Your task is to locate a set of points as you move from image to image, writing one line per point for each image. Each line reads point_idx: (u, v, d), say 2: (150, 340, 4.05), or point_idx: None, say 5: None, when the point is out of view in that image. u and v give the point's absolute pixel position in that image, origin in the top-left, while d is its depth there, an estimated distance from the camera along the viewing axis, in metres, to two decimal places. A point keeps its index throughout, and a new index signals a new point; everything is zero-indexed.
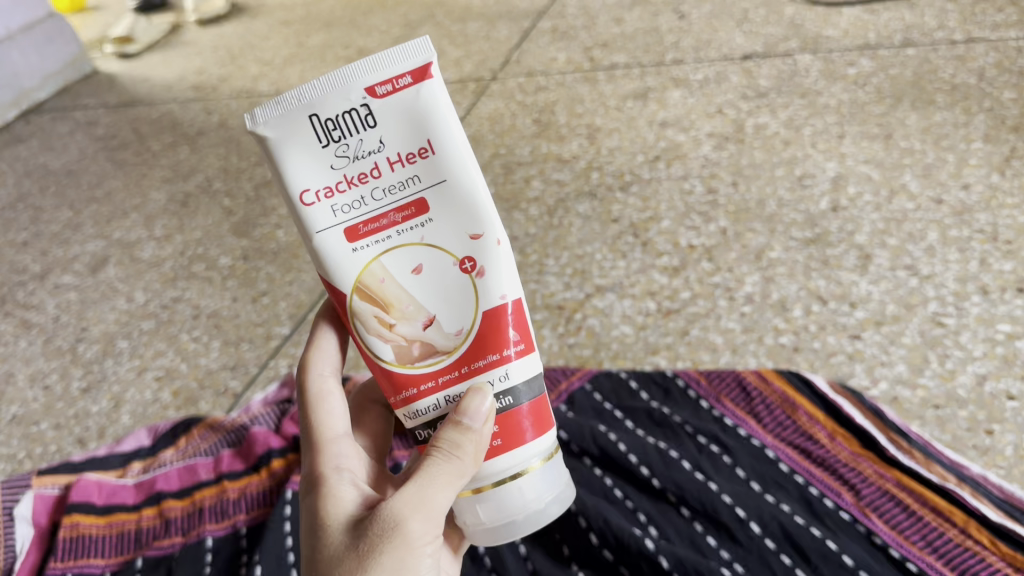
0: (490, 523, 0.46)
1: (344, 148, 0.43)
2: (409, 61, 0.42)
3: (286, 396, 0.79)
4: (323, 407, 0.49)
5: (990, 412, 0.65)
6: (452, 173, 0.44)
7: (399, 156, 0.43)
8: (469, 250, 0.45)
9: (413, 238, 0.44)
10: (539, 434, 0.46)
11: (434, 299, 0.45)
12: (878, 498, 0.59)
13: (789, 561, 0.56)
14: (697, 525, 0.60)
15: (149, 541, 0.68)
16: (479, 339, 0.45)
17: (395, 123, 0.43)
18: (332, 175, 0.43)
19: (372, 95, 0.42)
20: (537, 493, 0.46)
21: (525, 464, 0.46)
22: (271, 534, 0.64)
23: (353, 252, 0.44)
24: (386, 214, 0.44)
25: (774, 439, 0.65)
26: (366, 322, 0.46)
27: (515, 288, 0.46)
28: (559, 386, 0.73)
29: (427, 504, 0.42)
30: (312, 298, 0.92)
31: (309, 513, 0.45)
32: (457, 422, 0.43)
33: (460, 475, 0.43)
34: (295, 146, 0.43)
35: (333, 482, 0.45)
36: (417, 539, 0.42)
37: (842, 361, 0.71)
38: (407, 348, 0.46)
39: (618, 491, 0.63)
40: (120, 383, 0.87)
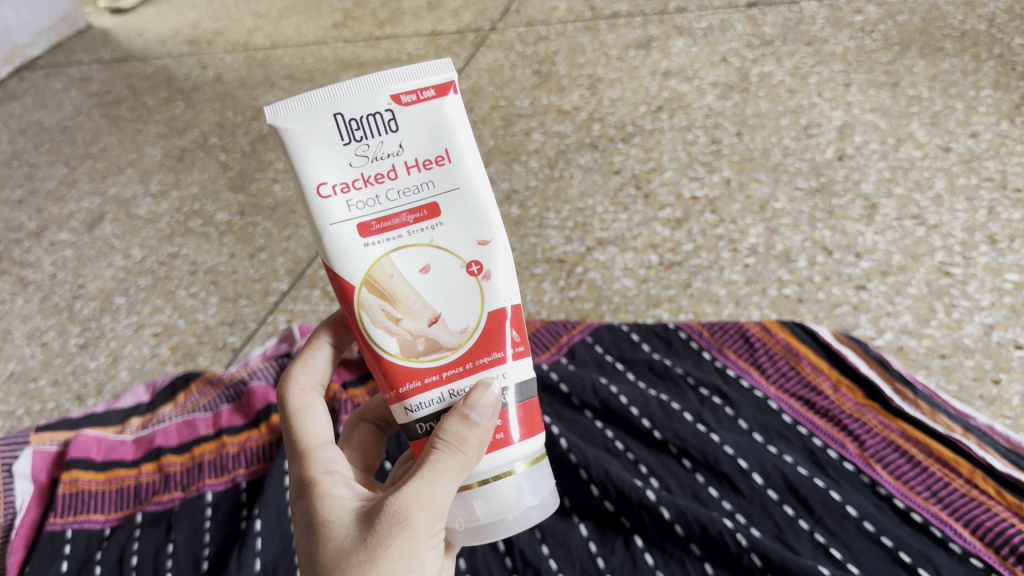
0: (483, 519, 0.42)
1: (365, 147, 0.42)
2: (432, 77, 0.43)
3: (285, 351, 0.78)
4: (307, 416, 0.46)
5: (997, 361, 0.64)
6: (466, 182, 0.43)
7: (416, 161, 0.42)
8: (477, 256, 0.43)
9: (422, 239, 0.43)
10: (527, 436, 0.43)
11: (442, 298, 0.43)
12: (882, 449, 0.58)
13: (791, 512, 0.56)
14: (698, 476, 0.59)
15: (148, 496, 0.68)
16: (484, 337, 0.43)
17: (417, 129, 0.42)
18: (351, 172, 0.42)
19: (397, 102, 0.42)
20: (521, 495, 0.43)
21: (511, 465, 0.43)
22: (271, 488, 0.64)
23: (363, 248, 0.42)
24: (399, 213, 0.42)
25: (777, 389, 0.64)
26: (371, 316, 0.43)
27: (513, 292, 0.44)
28: (560, 339, 0.72)
29: (433, 500, 0.40)
30: (310, 255, 0.91)
31: (304, 514, 0.42)
32: (464, 415, 0.41)
33: (464, 471, 0.40)
34: (315, 141, 0.42)
35: (327, 484, 0.43)
36: (424, 533, 0.40)
37: (847, 312, 0.70)
38: (411, 343, 0.43)
39: (619, 443, 0.63)
40: (118, 339, 0.87)
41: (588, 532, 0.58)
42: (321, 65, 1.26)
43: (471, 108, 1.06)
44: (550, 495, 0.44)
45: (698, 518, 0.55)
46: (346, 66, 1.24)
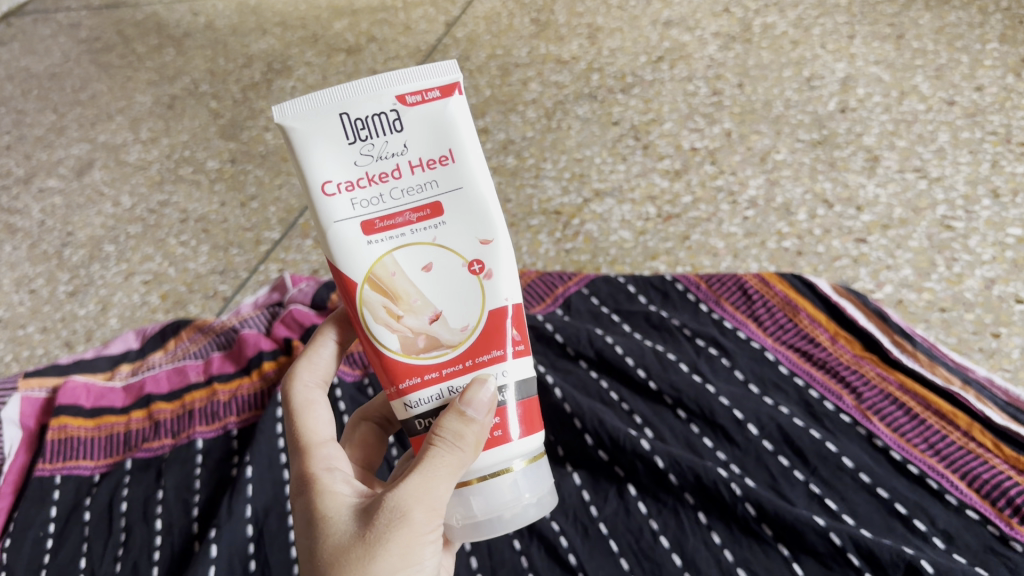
0: (480, 515, 0.40)
1: (370, 146, 0.39)
2: (438, 77, 0.40)
3: (277, 300, 0.77)
4: (309, 413, 0.45)
5: (998, 316, 0.64)
6: (470, 182, 0.40)
7: (420, 160, 0.40)
8: (479, 254, 0.41)
9: (425, 238, 0.40)
10: (527, 434, 0.41)
11: (445, 296, 0.41)
12: (879, 401, 0.58)
13: (786, 463, 0.55)
14: (694, 427, 0.59)
15: (138, 443, 0.67)
16: (487, 334, 0.41)
17: (422, 128, 0.40)
18: (356, 171, 0.39)
19: (402, 103, 0.40)
20: (518, 491, 0.40)
21: (509, 461, 0.40)
22: (262, 437, 0.63)
23: (366, 247, 0.40)
24: (402, 211, 0.40)
25: (775, 341, 0.63)
26: (373, 313, 0.41)
27: (515, 291, 0.42)
28: (556, 291, 0.71)
29: (430, 495, 0.38)
30: (302, 203, 0.89)
31: (304, 510, 0.41)
32: (460, 411, 0.38)
33: (460, 467, 0.38)
34: (320, 140, 0.39)
35: (327, 480, 0.41)
36: (422, 528, 0.38)
37: (846, 265, 0.69)
38: (412, 339, 0.41)
39: (614, 394, 0.62)
40: (107, 287, 0.86)
41: (581, 480, 0.58)
42: (314, 13, 1.23)
43: (467, 57, 1.04)
44: (549, 493, 0.41)
45: (692, 467, 0.55)
46: (339, 13, 1.21)
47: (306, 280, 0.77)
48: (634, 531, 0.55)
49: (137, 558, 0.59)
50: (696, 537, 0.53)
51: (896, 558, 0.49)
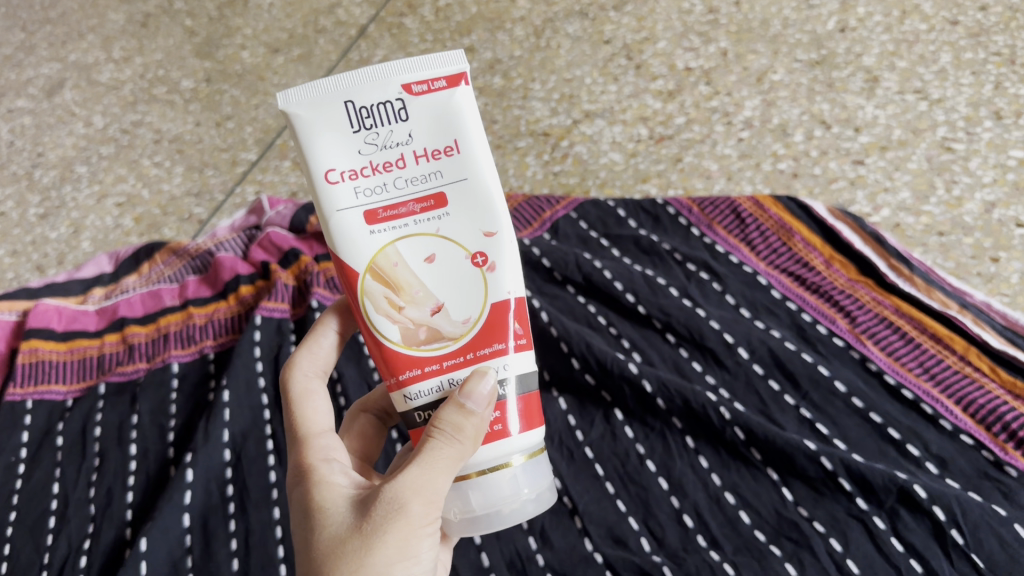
0: (478, 510, 0.37)
1: (375, 135, 0.37)
2: (446, 66, 0.38)
3: (254, 223, 0.74)
4: (308, 402, 0.41)
5: (997, 240, 0.62)
6: (476, 174, 0.38)
7: (426, 150, 0.37)
8: (483, 248, 0.38)
9: (428, 230, 0.37)
10: (527, 428, 0.38)
11: (449, 287, 0.38)
12: (873, 324, 0.56)
13: (777, 387, 0.54)
14: (682, 351, 0.57)
15: (112, 367, 0.65)
16: (490, 326, 0.38)
17: (428, 118, 0.37)
18: (359, 159, 0.37)
19: (408, 92, 0.37)
20: (517, 485, 0.37)
21: (508, 455, 0.37)
22: (239, 359, 0.61)
23: (369, 237, 0.37)
24: (406, 202, 0.37)
25: (767, 265, 0.61)
26: (374, 303, 0.38)
27: (518, 285, 0.40)
28: (543, 215, 0.67)
29: (429, 488, 0.35)
30: (280, 123, 0.86)
31: (299, 504, 0.37)
32: (459, 404, 0.36)
33: (461, 460, 0.35)
34: (323, 128, 0.37)
35: (323, 471, 0.38)
36: (422, 522, 0.35)
37: (843, 188, 0.68)
38: (413, 331, 0.38)
39: (602, 319, 0.60)
40: (80, 209, 0.83)
41: (567, 406, 0.57)
42: None
43: None
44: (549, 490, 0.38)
45: (681, 392, 0.54)
46: None
47: (284, 202, 0.73)
48: (620, 455, 0.54)
49: (112, 483, 0.58)
50: (683, 461, 0.52)
51: (888, 483, 0.48)
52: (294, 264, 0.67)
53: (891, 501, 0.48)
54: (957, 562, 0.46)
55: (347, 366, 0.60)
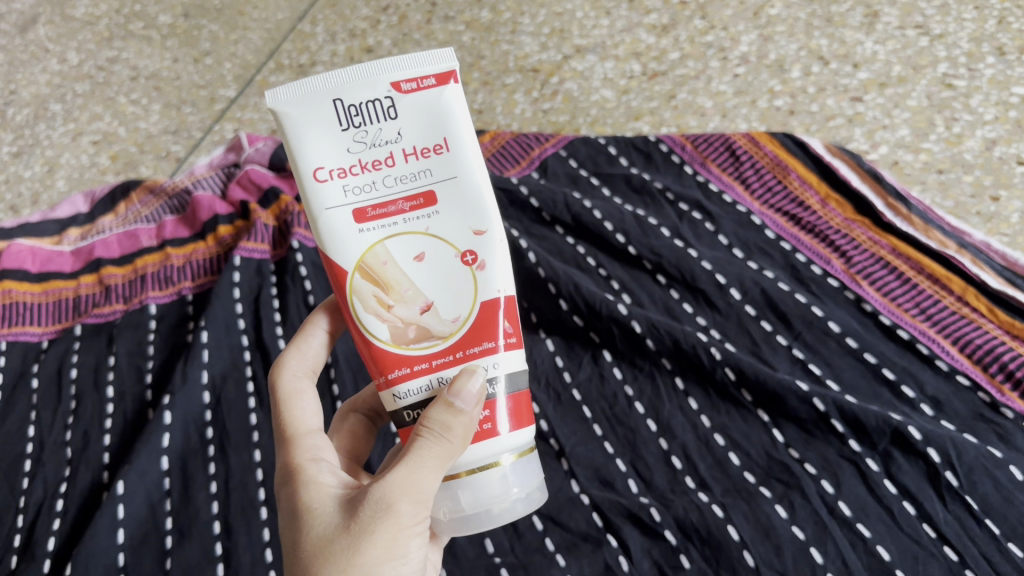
0: (468, 509, 0.36)
1: (363, 133, 0.36)
2: (435, 65, 0.37)
3: (233, 161, 0.71)
4: (295, 403, 0.40)
5: (997, 178, 0.60)
6: (466, 171, 0.37)
7: (415, 148, 0.36)
8: (474, 246, 0.37)
9: (418, 228, 0.36)
10: (518, 426, 0.37)
11: (439, 286, 0.37)
12: (869, 265, 0.54)
13: (768, 328, 0.53)
14: (673, 292, 0.56)
15: (88, 308, 0.63)
16: (480, 323, 0.37)
17: (418, 116, 0.36)
18: (348, 157, 0.36)
19: (397, 90, 0.36)
20: (506, 484, 0.36)
21: (497, 454, 0.36)
22: (218, 300, 0.59)
23: (358, 235, 0.36)
24: (394, 200, 0.36)
25: (762, 205, 0.59)
26: (363, 302, 0.37)
27: (509, 283, 0.38)
28: (531, 153, 0.65)
29: (417, 489, 0.33)
30: (260, 59, 0.83)
31: (287, 505, 0.36)
32: (447, 402, 0.34)
33: (449, 461, 0.34)
34: (313, 126, 0.36)
35: (312, 471, 0.36)
36: (410, 521, 0.34)
37: (840, 125, 0.66)
38: (402, 330, 0.37)
39: (591, 260, 0.59)
40: (54, 148, 0.81)
41: (555, 347, 0.55)
42: None
43: None
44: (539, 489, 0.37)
45: (671, 333, 0.52)
46: None
47: (263, 139, 0.71)
48: (607, 397, 0.53)
49: (89, 427, 0.56)
50: (673, 403, 0.51)
51: (882, 424, 0.46)
52: (274, 204, 0.65)
53: (885, 443, 0.46)
54: (950, 503, 0.45)
55: None
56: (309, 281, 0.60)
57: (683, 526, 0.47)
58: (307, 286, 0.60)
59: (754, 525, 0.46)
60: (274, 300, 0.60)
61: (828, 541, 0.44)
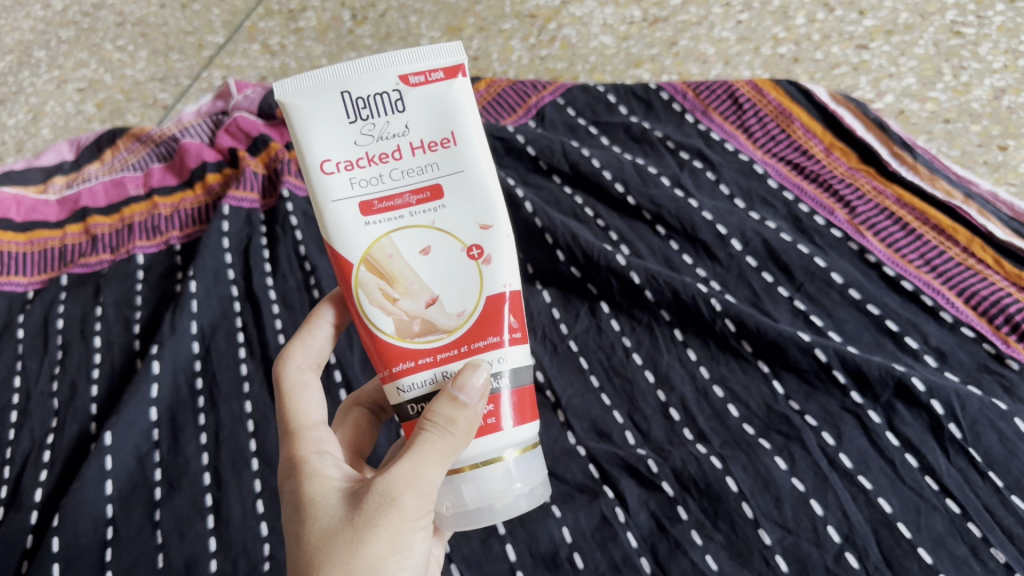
0: (470, 504, 0.34)
1: (370, 126, 0.35)
2: (444, 57, 0.35)
3: (222, 108, 0.70)
4: (300, 396, 0.38)
5: (1005, 128, 0.59)
6: (473, 165, 0.36)
7: (422, 142, 0.35)
8: (480, 241, 0.36)
9: (424, 222, 0.35)
10: (521, 422, 0.35)
11: (445, 280, 0.35)
12: (873, 215, 0.53)
13: (770, 280, 0.52)
14: (673, 243, 0.54)
15: (74, 259, 0.62)
16: (486, 317, 0.36)
17: (426, 109, 0.35)
18: (355, 150, 0.35)
19: (405, 83, 0.35)
20: (509, 478, 0.34)
21: (500, 449, 0.35)
22: (206, 250, 0.57)
23: (364, 228, 0.35)
24: (401, 193, 0.35)
25: (764, 154, 0.57)
26: (368, 295, 0.36)
27: (515, 277, 0.37)
28: (528, 101, 0.63)
29: (422, 483, 0.32)
30: (249, 4, 0.81)
31: (290, 498, 0.34)
32: (452, 396, 0.33)
33: (454, 455, 0.33)
34: (319, 118, 0.35)
35: (315, 464, 0.35)
36: (415, 514, 0.32)
37: (845, 74, 0.64)
38: (407, 323, 0.35)
39: (589, 210, 0.57)
40: (38, 95, 0.78)
41: (551, 299, 0.54)
42: None
43: None
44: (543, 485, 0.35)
45: (670, 284, 0.51)
46: None
47: (252, 86, 0.69)
48: (605, 348, 0.52)
49: (75, 377, 0.55)
50: (672, 355, 0.50)
51: (886, 375, 0.45)
52: (264, 152, 0.63)
53: (888, 395, 0.45)
54: (953, 455, 0.44)
55: (320, 257, 0.57)
56: (300, 231, 0.58)
57: (681, 478, 0.46)
58: (297, 236, 0.58)
59: (753, 477, 0.45)
60: (264, 250, 0.58)
61: (829, 493, 0.44)
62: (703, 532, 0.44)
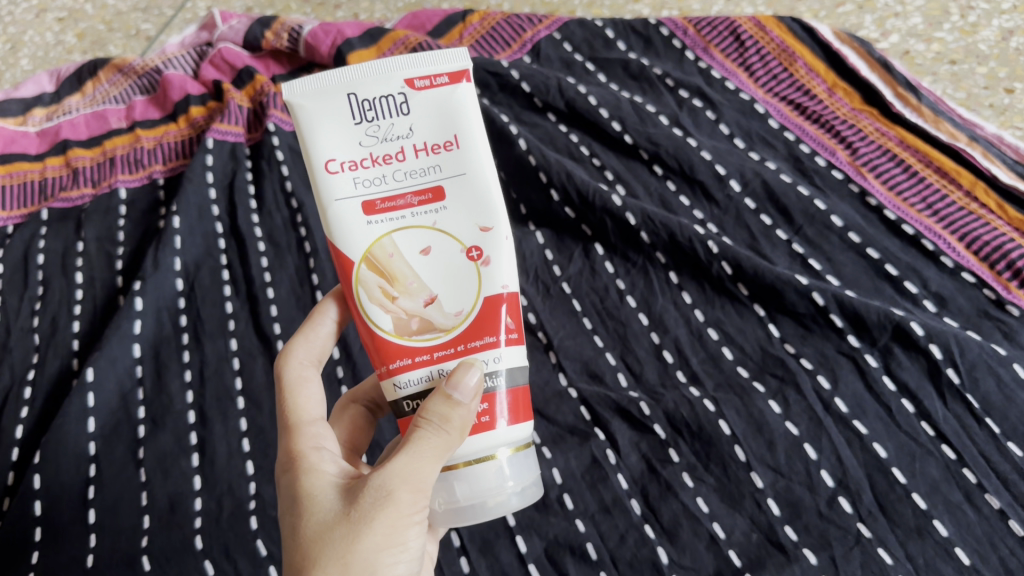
0: (462, 501, 0.33)
1: (375, 127, 0.34)
2: (448, 63, 0.35)
3: (207, 40, 0.67)
4: (300, 391, 0.37)
5: (1013, 70, 0.57)
6: (475, 168, 0.35)
7: (426, 144, 0.34)
8: (481, 242, 0.35)
9: (425, 222, 0.34)
10: (516, 420, 0.34)
11: (445, 279, 0.34)
12: (875, 157, 0.52)
13: (769, 222, 0.51)
14: (670, 184, 0.53)
15: (55, 192, 0.60)
16: (484, 316, 0.34)
17: (430, 113, 0.35)
18: (359, 151, 0.34)
19: (410, 86, 0.34)
20: (501, 476, 0.33)
21: (494, 447, 0.33)
22: (190, 184, 0.56)
23: (365, 227, 0.34)
24: (403, 193, 0.34)
25: (765, 93, 0.56)
26: (368, 293, 0.35)
27: (514, 278, 0.36)
28: (523, 36, 0.61)
29: (418, 480, 0.31)
30: None
31: (286, 493, 0.33)
32: (446, 394, 0.32)
33: (448, 452, 0.32)
34: (326, 119, 0.34)
35: (312, 457, 0.34)
36: (410, 509, 0.31)
37: (850, 12, 0.62)
38: (405, 320, 0.34)
39: (585, 149, 0.56)
40: (17, 25, 0.76)
41: (545, 240, 0.53)
42: None
43: None
44: (536, 485, 0.34)
45: (667, 225, 0.50)
46: None
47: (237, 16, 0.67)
48: (599, 291, 0.51)
49: (57, 313, 0.54)
50: (666, 298, 0.49)
51: (884, 320, 0.45)
52: (249, 85, 0.61)
53: (886, 339, 0.45)
54: (950, 401, 0.43)
55: (307, 194, 0.56)
56: (285, 165, 0.57)
57: (673, 420, 0.45)
58: (283, 171, 0.56)
59: (747, 420, 0.44)
60: (249, 186, 0.57)
61: (823, 438, 0.43)
62: (694, 475, 0.43)
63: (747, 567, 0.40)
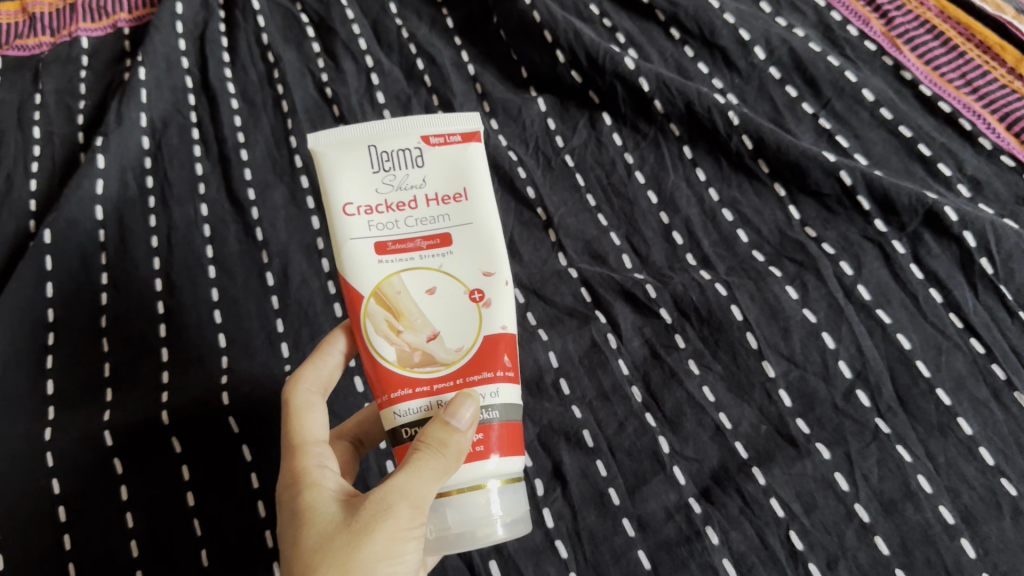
0: (453, 529, 0.29)
1: (390, 175, 0.31)
2: (464, 121, 0.33)
3: None
4: (306, 413, 0.33)
5: None
6: (483, 219, 0.32)
7: (438, 195, 0.32)
8: (485, 286, 0.32)
9: (432, 266, 0.31)
10: (508, 453, 0.31)
11: (451, 319, 0.31)
12: (913, 28, 0.47)
13: (794, 94, 0.46)
14: (687, 49, 0.49)
15: (9, 40, 0.54)
16: (484, 352, 0.31)
17: (445, 168, 0.32)
18: (374, 197, 0.31)
19: (427, 142, 0.32)
20: (491, 507, 0.30)
21: (485, 477, 0.30)
22: (158, 33, 0.51)
23: (374, 266, 0.31)
24: (412, 238, 0.31)
25: None
26: (373, 323, 0.31)
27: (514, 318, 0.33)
28: None
29: (416, 500, 0.28)
30: None
31: (287, 511, 0.30)
32: (444, 421, 0.29)
33: (445, 477, 0.28)
34: (341, 165, 0.32)
35: (317, 474, 0.30)
36: (409, 525, 0.28)
37: None
38: (408, 352, 0.31)
39: (595, 9, 0.51)
40: None
41: (547, 108, 0.49)
42: None
43: None
44: (525, 522, 0.30)
45: (683, 93, 0.46)
46: None
47: None
48: (605, 164, 0.47)
49: (11, 170, 0.49)
50: (678, 174, 0.45)
51: (916, 203, 0.41)
52: None
53: (916, 224, 0.42)
54: (982, 292, 0.40)
55: (284, 50, 0.52)
56: (262, 15, 0.52)
57: (682, 304, 0.42)
58: (258, 20, 0.52)
59: (761, 305, 0.41)
60: (221, 38, 0.52)
61: (843, 326, 0.40)
62: (700, 362, 0.40)
63: (754, 461, 0.38)
